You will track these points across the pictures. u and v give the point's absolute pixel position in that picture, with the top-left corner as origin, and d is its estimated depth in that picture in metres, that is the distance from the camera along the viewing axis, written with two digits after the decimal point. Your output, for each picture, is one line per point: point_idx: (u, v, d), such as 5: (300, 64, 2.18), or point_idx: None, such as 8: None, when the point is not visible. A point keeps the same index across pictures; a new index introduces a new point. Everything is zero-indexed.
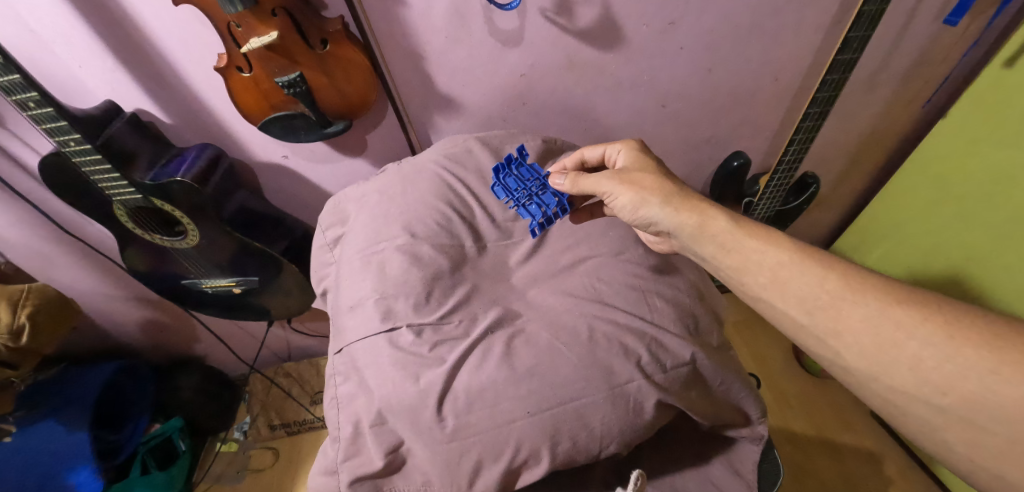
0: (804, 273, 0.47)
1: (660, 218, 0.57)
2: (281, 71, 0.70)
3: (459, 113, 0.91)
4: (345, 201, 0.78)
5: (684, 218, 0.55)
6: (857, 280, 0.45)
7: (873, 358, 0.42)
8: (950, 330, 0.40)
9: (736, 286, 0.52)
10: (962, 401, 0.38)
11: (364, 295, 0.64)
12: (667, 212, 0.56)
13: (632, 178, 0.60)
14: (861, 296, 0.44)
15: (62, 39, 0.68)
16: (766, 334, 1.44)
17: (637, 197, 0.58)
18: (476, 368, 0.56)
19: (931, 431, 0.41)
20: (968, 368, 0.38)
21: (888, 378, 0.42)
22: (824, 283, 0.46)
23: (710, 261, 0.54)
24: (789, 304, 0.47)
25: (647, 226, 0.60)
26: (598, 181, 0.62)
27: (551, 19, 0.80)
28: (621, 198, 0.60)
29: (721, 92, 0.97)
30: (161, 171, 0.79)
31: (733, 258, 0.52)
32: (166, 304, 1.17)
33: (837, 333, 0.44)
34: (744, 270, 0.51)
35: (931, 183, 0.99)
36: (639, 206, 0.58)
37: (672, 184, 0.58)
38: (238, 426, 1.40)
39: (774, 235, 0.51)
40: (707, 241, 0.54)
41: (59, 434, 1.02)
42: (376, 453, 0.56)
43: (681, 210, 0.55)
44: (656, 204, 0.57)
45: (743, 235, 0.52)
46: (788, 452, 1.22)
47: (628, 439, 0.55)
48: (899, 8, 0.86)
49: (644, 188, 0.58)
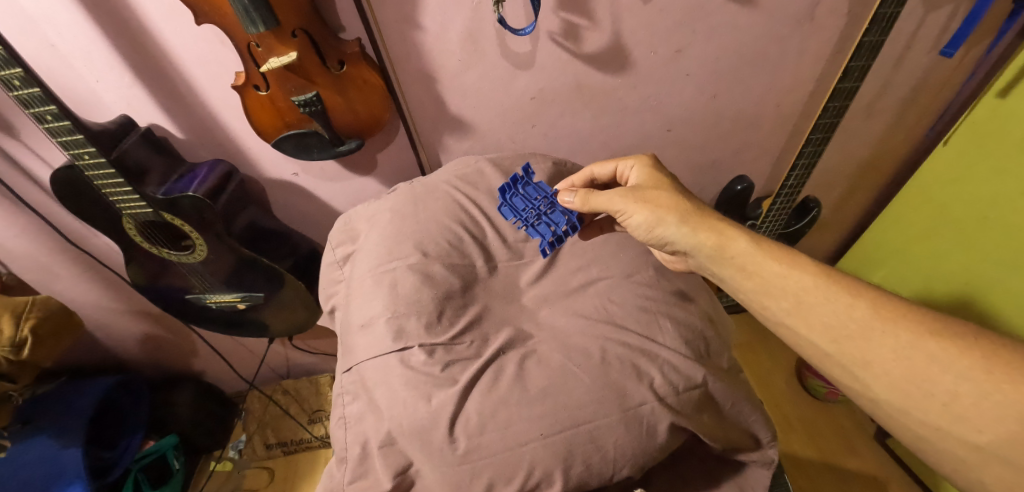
0: (830, 299, 0.48)
1: (676, 237, 0.58)
2: (297, 90, 0.71)
3: (469, 135, 0.93)
4: (356, 219, 0.78)
5: (703, 239, 0.56)
6: (887, 308, 0.45)
7: (905, 391, 0.43)
8: (989, 366, 0.40)
9: (758, 310, 0.53)
10: (1001, 441, 0.38)
11: (374, 314, 0.63)
12: (685, 233, 0.57)
13: (647, 196, 0.60)
14: (891, 327, 0.44)
15: (83, 54, 0.69)
16: (769, 358, 1.44)
17: (653, 216, 0.59)
18: (488, 389, 0.56)
19: (964, 468, 0.41)
20: (1006, 407, 0.38)
21: (920, 413, 0.42)
22: (852, 312, 0.46)
23: (730, 282, 0.55)
24: (813, 331, 0.48)
25: (662, 245, 0.60)
26: (611, 198, 0.62)
27: (562, 44, 0.82)
28: (636, 217, 0.60)
29: (725, 117, 0.99)
30: (172, 186, 0.80)
31: (754, 281, 0.52)
32: (167, 319, 1.16)
33: (866, 364, 0.45)
34: (768, 295, 0.51)
35: (933, 209, 1.01)
36: (655, 225, 0.59)
37: (689, 203, 0.59)
38: (233, 445, 1.37)
39: (796, 257, 0.52)
40: (727, 263, 0.54)
41: (52, 449, 1.00)
42: (384, 475, 0.55)
43: (699, 230, 0.56)
44: (674, 224, 0.58)
45: (765, 256, 0.52)
46: (793, 476, 1.21)
47: (641, 463, 0.55)
48: (897, 39, 0.89)
49: (660, 207, 0.59)
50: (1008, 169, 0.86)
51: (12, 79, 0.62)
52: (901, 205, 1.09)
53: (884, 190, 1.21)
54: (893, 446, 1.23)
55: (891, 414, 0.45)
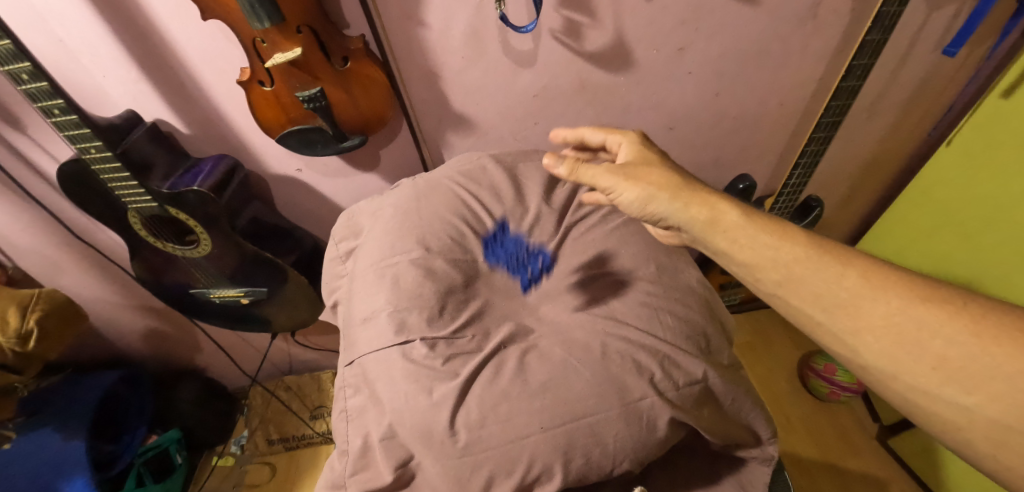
0: (821, 270, 0.47)
1: (669, 213, 0.55)
2: (301, 86, 0.71)
3: (471, 132, 0.93)
4: (359, 214, 0.79)
5: (695, 213, 0.53)
6: (876, 276, 0.45)
7: (894, 355, 0.42)
8: (977, 328, 0.39)
9: (750, 283, 0.51)
10: (989, 401, 0.38)
11: (376, 308, 0.64)
12: (678, 208, 0.54)
13: (637, 172, 0.57)
14: (882, 294, 0.44)
15: (90, 49, 0.70)
16: (771, 358, 1.44)
17: (646, 193, 0.55)
18: (489, 382, 0.56)
19: (955, 432, 0.41)
20: (995, 368, 0.38)
21: (909, 378, 0.42)
22: (843, 280, 0.45)
23: (724, 257, 0.52)
24: (804, 301, 0.47)
25: (655, 221, 0.57)
26: (600, 173, 0.57)
27: (564, 42, 0.82)
28: (627, 193, 0.56)
29: (727, 115, 0.99)
30: (177, 181, 0.81)
31: (747, 254, 0.50)
32: (170, 314, 1.17)
33: (856, 331, 0.44)
34: (758, 268, 0.50)
35: (936, 204, 1.01)
36: (647, 201, 0.55)
37: (680, 177, 0.56)
38: (235, 440, 1.38)
39: (789, 229, 0.50)
40: (720, 237, 0.52)
41: (55, 442, 1.00)
42: (386, 467, 0.56)
43: (692, 205, 0.54)
44: (667, 200, 0.54)
45: (757, 229, 0.50)
46: (794, 476, 1.22)
47: (641, 456, 0.55)
48: (900, 39, 0.89)
49: (652, 183, 0.55)
50: (1009, 167, 0.86)
51: (20, 73, 0.62)
52: (904, 204, 1.10)
53: (887, 189, 1.21)
54: (894, 446, 1.24)
55: (885, 393, 0.45)
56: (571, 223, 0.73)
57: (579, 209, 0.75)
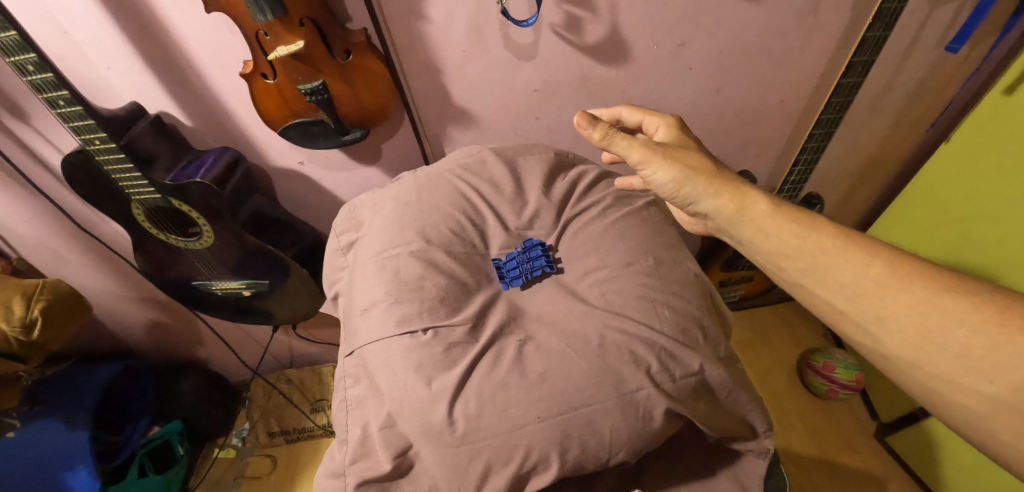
0: (846, 259, 0.47)
1: (700, 197, 0.56)
2: (304, 79, 0.72)
3: (472, 126, 0.94)
4: (360, 207, 0.79)
5: (725, 201, 0.55)
6: (902, 267, 0.45)
7: (917, 344, 0.43)
8: (1002, 318, 0.39)
9: (772, 271, 0.53)
10: (1011, 391, 0.38)
11: (376, 298, 0.64)
12: (709, 193, 0.55)
13: (674, 153, 0.57)
14: (907, 284, 0.44)
15: (95, 41, 0.71)
16: (769, 355, 1.45)
17: (680, 175, 0.56)
18: (487, 373, 0.57)
19: (975, 421, 0.41)
20: (1019, 357, 0.38)
21: (931, 367, 0.42)
22: (869, 270, 0.46)
23: (747, 244, 0.54)
24: (828, 290, 0.48)
25: (683, 204, 0.59)
26: (638, 149, 0.58)
27: (564, 36, 0.82)
28: (661, 173, 0.57)
29: (727, 112, 1.00)
30: (180, 173, 0.81)
31: (771, 242, 0.52)
32: (173, 306, 1.18)
33: (879, 319, 0.45)
34: (782, 255, 0.51)
35: (938, 201, 1.02)
36: (681, 184, 0.57)
37: (714, 165, 0.57)
38: (237, 432, 1.40)
39: (815, 219, 0.51)
40: (746, 226, 0.53)
41: (60, 432, 1.02)
42: (385, 456, 0.57)
43: (722, 192, 0.55)
44: (700, 184, 0.56)
45: (783, 219, 0.52)
46: (791, 472, 1.23)
47: (637, 447, 0.56)
48: (901, 35, 0.89)
49: (688, 166, 0.56)
50: (1007, 167, 0.87)
51: (25, 64, 0.63)
52: (907, 200, 1.10)
53: (888, 186, 1.21)
54: (892, 444, 1.24)
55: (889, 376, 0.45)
56: (571, 216, 0.73)
57: (579, 203, 0.74)
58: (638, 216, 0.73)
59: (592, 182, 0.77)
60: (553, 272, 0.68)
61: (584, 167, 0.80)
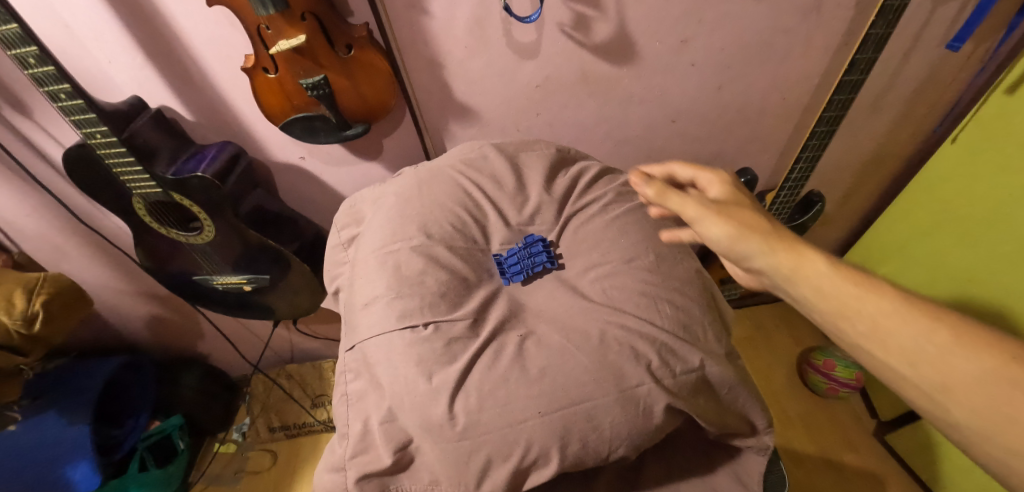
0: (910, 324, 0.42)
1: (756, 256, 0.50)
2: (305, 73, 0.72)
3: (474, 122, 0.94)
4: (361, 202, 0.79)
5: (785, 261, 0.48)
6: (970, 335, 0.40)
7: (988, 418, 0.38)
8: None
9: (835, 336, 0.47)
10: None
11: (377, 293, 0.64)
12: (765, 251, 0.49)
13: (730, 211, 0.52)
14: (976, 354, 0.40)
15: (96, 34, 0.70)
16: (769, 353, 1.45)
17: (735, 232, 0.50)
18: (488, 367, 0.57)
19: None
20: None
21: (1004, 443, 0.37)
22: (934, 337, 0.41)
23: (810, 308, 0.48)
24: (890, 356, 0.43)
25: (738, 263, 0.52)
26: (688, 205, 0.53)
27: (567, 32, 0.82)
28: (713, 228, 0.52)
29: (729, 109, 1.00)
30: (182, 167, 0.81)
31: (832, 306, 0.46)
32: (174, 300, 1.18)
33: (945, 389, 0.40)
34: (843, 317, 0.45)
35: (940, 201, 1.02)
36: (736, 241, 0.51)
37: (775, 224, 0.51)
38: (238, 427, 1.39)
39: (880, 282, 0.45)
40: (808, 289, 0.47)
41: (60, 426, 1.03)
42: (385, 451, 0.57)
43: (783, 253, 0.49)
44: (756, 241, 0.50)
45: (847, 282, 0.46)
46: (790, 469, 1.24)
47: (637, 442, 0.56)
48: (904, 33, 0.89)
49: (744, 223, 0.51)
50: (1006, 170, 0.88)
51: (27, 57, 0.62)
52: (909, 199, 1.10)
53: (889, 184, 1.21)
54: (891, 442, 1.25)
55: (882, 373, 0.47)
56: (571, 213, 0.73)
57: (580, 199, 0.74)
58: (639, 212, 0.73)
59: (593, 179, 0.77)
60: (553, 268, 0.68)
61: (585, 163, 0.80)
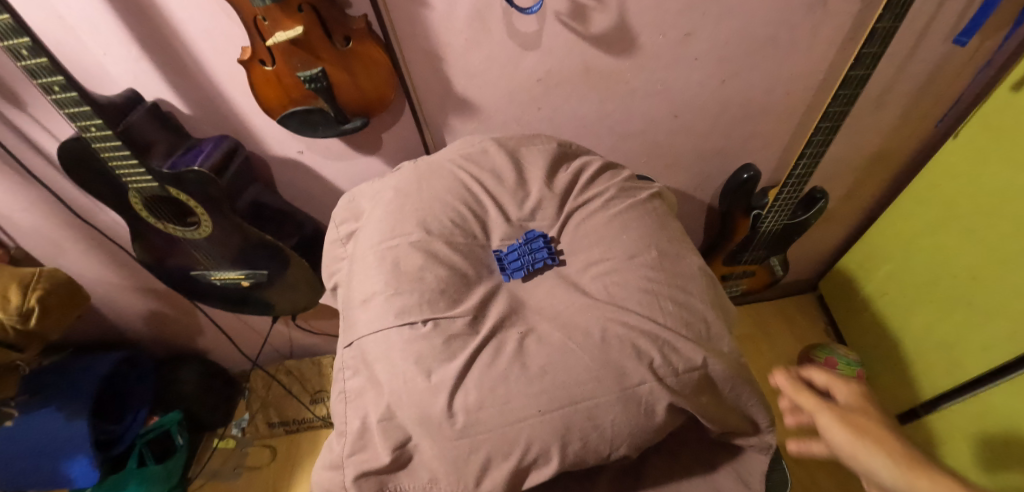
0: None
1: (884, 474, 0.51)
2: (303, 66, 0.71)
3: (474, 116, 0.93)
4: (360, 197, 0.78)
5: (919, 483, 0.49)
6: None
7: None
8: None
9: None
10: None
11: (376, 290, 0.64)
12: (889, 468, 0.51)
13: (858, 423, 0.55)
14: None
15: (89, 26, 0.69)
16: (770, 350, 1.45)
17: (858, 445, 0.53)
18: (487, 365, 0.56)
19: None
20: None
21: None
22: None
23: None
24: None
25: (869, 479, 0.53)
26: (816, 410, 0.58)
27: (569, 25, 0.81)
28: (837, 435, 0.55)
29: (732, 104, 0.98)
30: (178, 160, 0.80)
31: None
32: (172, 296, 1.17)
33: None
34: None
35: (945, 198, 1.02)
36: (861, 454, 0.53)
37: (912, 448, 0.52)
38: (236, 423, 1.40)
39: None
40: None
41: (59, 422, 1.02)
42: (383, 449, 0.56)
43: (916, 477, 0.49)
44: (880, 457, 0.52)
45: None
46: (790, 467, 1.23)
47: (639, 441, 0.55)
48: (910, 28, 0.87)
49: (871, 439, 0.53)
50: (1009, 168, 0.87)
51: (19, 48, 0.61)
52: (912, 196, 1.10)
53: (893, 180, 1.20)
54: None
55: None
56: (573, 208, 0.71)
57: (582, 194, 0.73)
58: (641, 208, 0.72)
59: (595, 174, 0.76)
60: (554, 264, 0.67)
61: (587, 158, 0.79)
